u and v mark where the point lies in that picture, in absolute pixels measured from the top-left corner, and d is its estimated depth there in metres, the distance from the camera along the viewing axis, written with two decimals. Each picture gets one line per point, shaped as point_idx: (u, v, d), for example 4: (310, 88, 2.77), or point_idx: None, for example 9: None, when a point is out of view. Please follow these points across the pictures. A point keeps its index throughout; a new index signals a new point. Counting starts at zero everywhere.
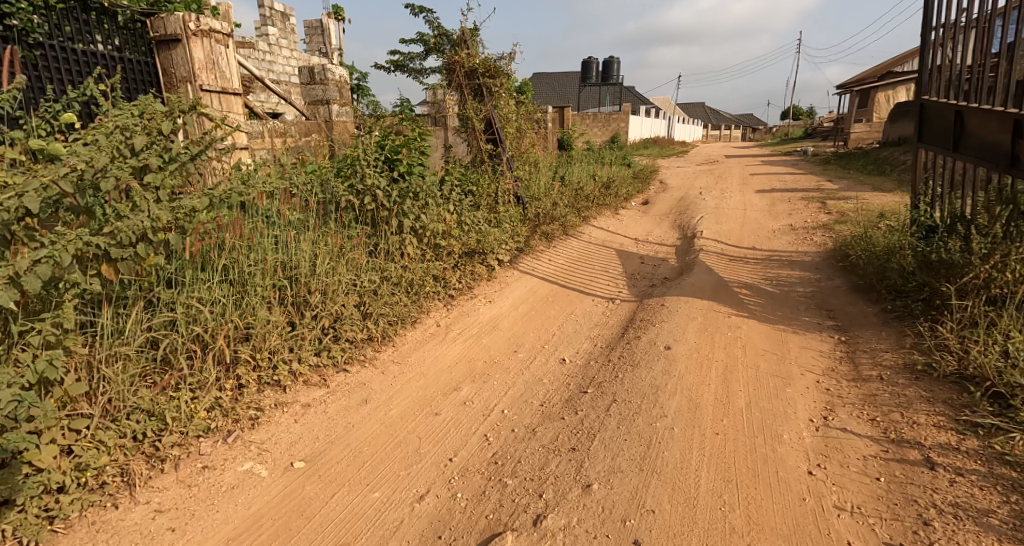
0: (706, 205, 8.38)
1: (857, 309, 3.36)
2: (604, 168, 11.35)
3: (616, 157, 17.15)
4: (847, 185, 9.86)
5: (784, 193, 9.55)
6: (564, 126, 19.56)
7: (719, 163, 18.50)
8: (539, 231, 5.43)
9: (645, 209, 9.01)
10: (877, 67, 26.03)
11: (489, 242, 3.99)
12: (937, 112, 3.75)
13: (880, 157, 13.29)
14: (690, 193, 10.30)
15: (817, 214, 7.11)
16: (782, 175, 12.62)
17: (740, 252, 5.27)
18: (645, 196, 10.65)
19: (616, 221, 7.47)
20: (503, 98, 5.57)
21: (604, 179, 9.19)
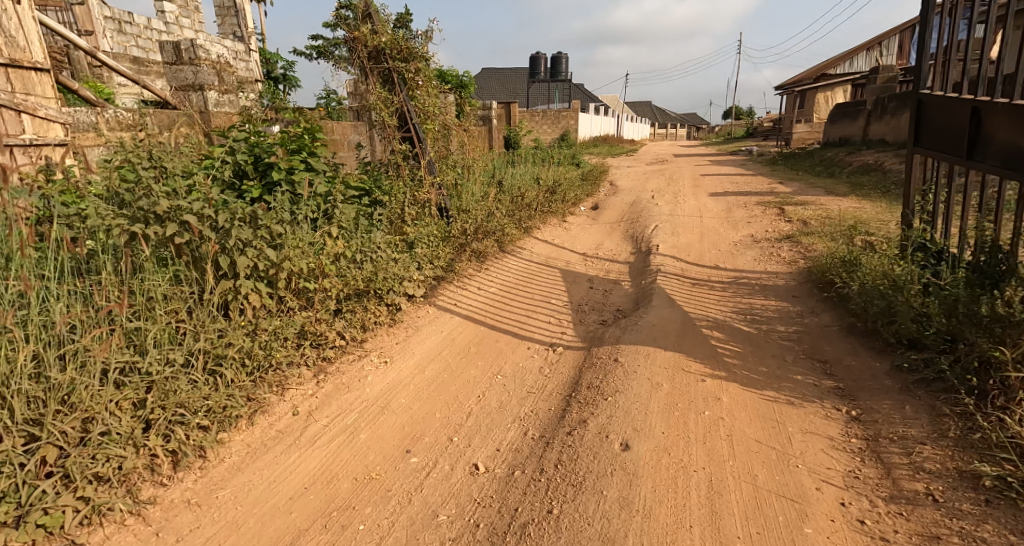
0: (660, 211, 7.71)
1: (861, 363, 2.62)
2: (550, 169, 10.52)
3: (566, 157, 16.42)
4: (799, 188, 9.48)
5: (737, 196, 9.05)
6: (511, 123, 18.70)
7: (668, 163, 18.16)
8: (467, 249, 4.51)
9: (594, 216, 8.25)
10: (814, 68, 26.66)
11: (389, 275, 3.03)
12: (939, 111, 3.06)
13: (826, 158, 13.18)
14: (642, 197, 9.65)
15: (776, 223, 6.54)
16: (732, 176, 12.25)
17: (702, 274, 4.52)
18: (594, 200, 9.91)
19: (562, 232, 6.64)
20: (422, 86, 4.59)
21: (549, 182, 8.36)
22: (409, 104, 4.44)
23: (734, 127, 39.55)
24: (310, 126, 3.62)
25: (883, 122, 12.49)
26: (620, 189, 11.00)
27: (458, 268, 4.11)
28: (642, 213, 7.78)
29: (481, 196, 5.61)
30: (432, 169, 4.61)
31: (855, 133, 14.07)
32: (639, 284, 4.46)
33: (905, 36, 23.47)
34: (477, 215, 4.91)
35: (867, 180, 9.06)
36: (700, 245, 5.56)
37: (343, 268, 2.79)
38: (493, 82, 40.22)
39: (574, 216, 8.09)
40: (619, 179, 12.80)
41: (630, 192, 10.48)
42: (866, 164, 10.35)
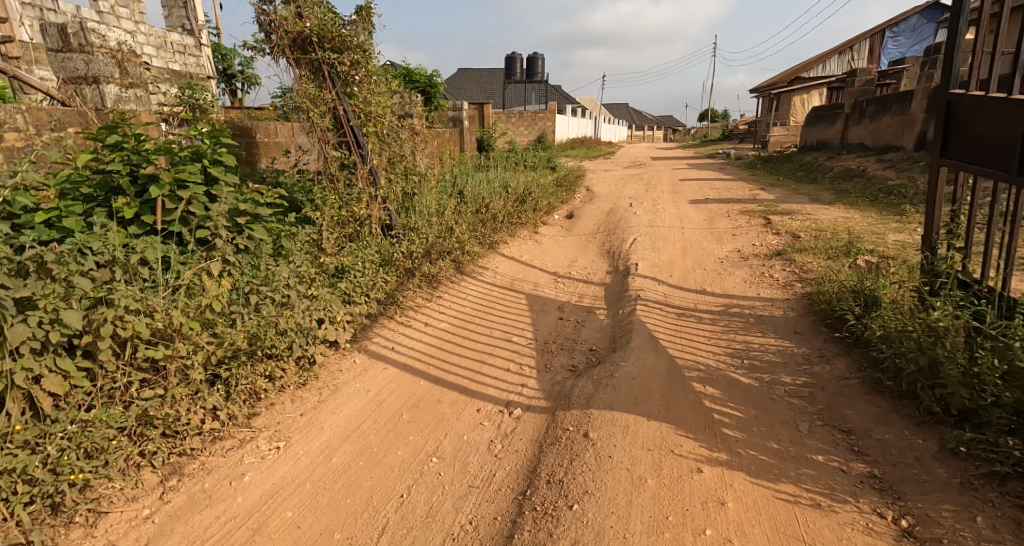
0: (638, 221, 7.18)
1: (899, 439, 2.05)
2: (521, 175, 9.89)
3: (540, 160, 15.85)
4: (781, 195, 9.08)
5: (717, 204, 8.59)
6: (484, 125, 18.07)
7: (646, 166, 17.72)
8: (413, 276, 3.88)
9: (568, 226, 7.67)
10: (787, 72, 26.73)
11: (298, 323, 2.38)
12: (978, 118, 2.51)
13: (805, 162, 12.88)
14: (619, 204, 9.12)
15: (761, 236, 6.05)
16: (711, 181, 11.82)
17: (687, 302, 3.95)
18: (567, 207, 9.33)
19: (530, 248, 6.02)
20: (361, 83, 3.92)
21: (519, 189, 7.74)
22: (347, 105, 3.80)
23: (710, 129, 39.60)
24: (216, 130, 2.94)
25: (861, 127, 12.26)
26: (596, 196, 10.43)
27: (402, 299, 3.49)
28: (618, 224, 7.23)
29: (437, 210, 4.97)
30: (375, 179, 4.02)
31: (833, 137, 13.84)
32: (615, 315, 3.87)
33: (876, 40, 23.61)
34: (430, 233, 4.27)
35: (849, 187, 8.70)
36: (682, 264, 5.01)
37: (224, 322, 2.12)
38: (468, 82, 39.48)
39: (545, 227, 7.49)
40: (594, 185, 12.26)
41: (605, 199, 9.93)
42: (846, 169, 10.03)
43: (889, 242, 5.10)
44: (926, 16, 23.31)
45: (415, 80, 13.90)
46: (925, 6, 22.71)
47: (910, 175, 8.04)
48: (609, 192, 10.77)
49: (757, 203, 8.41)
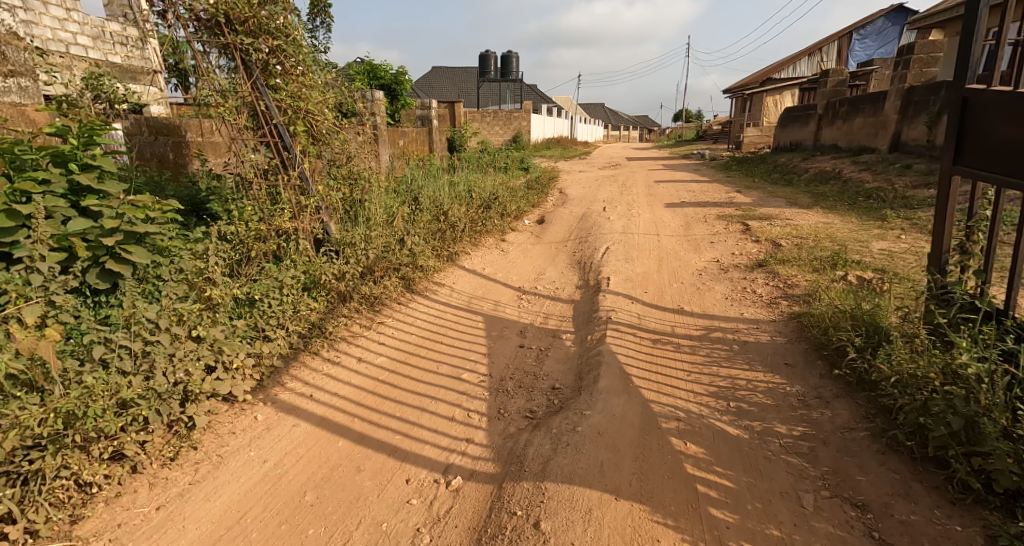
0: (611, 228, 6.77)
1: (929, 523, 1.63)
2: (490, 178, 9.40)
3: (513, 162, 15.40)
4: (757, 198, 8.79)
5: (693, 208, 8.24)
6: (455, 125, 17.58)
7: (621, 167, 17.44)
8: (348, 303, 3.35)
9: (537, 233, 7.23)
10: (758, 74, 26.87)
11: (155, 387, 1.95)
12: (1001, 119, 2.11)
13: (780, 163, 12.72)
14: (592, 208, 8.72)
15: (739, 245, 5.66)
16: (686, 183, 11.53)
17: (664, 326, 3.51)
18: (538, 212, 8.87)
19: (494, 260, 5.53)
20: (286, 73, 3.42)
21: (485, 194, 7.24)
22: (269, 101, 3.35)
23: (684, 130, 39.80)
24: (89, 127, 2.45)
25: (834, 128, 12.11)
26: (569, 199, 10.01)
27: (331, 329, 2.99)
28: (589, 231, 6.79)
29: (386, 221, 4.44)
30: (307, 186, 3.61)
31: (806, 138, 13.70)
32: (583, 342, 3.41)
33: (845, 41, 23.77)
34: (373, 249, 3.76)
35: (826, 189, 8.44)
36: (656, 279, 4.59)
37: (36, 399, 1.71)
38: (441, 81, 38.81)
39: (513, 235, 7.01)
40: (567, 187, 11.85)
41: (578, 202, 9.51)
42: (822, 170, 9.82)
43: (875, 251, 4.76)
44: (893, 19, 23.56)
45: (381, 77, 13.28)
46: (892, 8, 22.93)
47: (887, 177, 7.81)
48: (582, 195, 10.36)
49: (734, 206, 8.10)
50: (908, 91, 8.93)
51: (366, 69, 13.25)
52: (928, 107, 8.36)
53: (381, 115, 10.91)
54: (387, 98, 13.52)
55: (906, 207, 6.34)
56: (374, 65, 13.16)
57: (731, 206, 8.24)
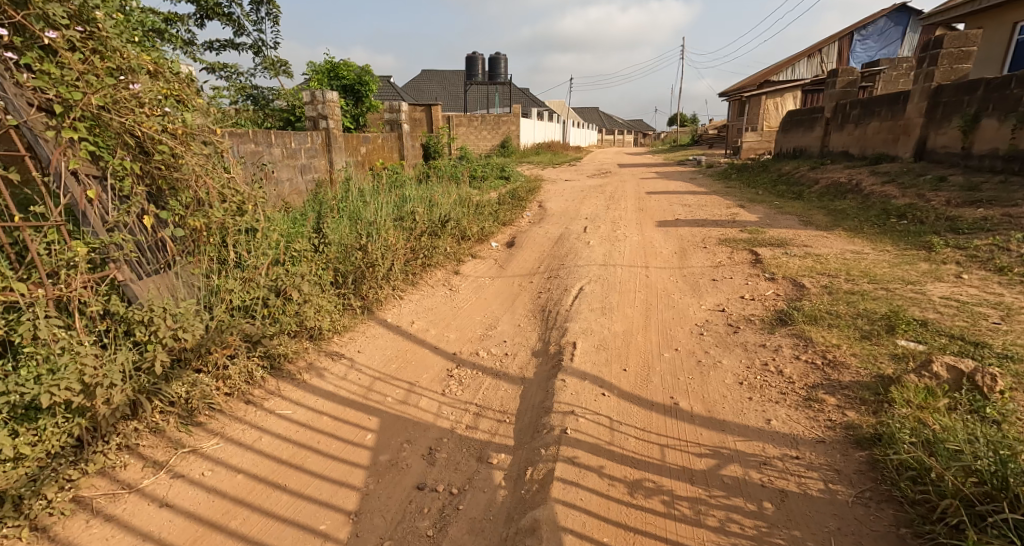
0: (588, 257, 5.55)
1: None
2: (456, 191, 8.15)
3: (494, 171, 14.20)
4: (765, 216, 7.59)
5: (689, 229, 7.03)
6: (433, 130, 16.38)
7: (612, 175, 16.31)
8: (109, 440, 2.08)
9: (502, 263, 6.01)
10: (755, 77, 25.82)
11: None
12: None
13: (783, 172, 11.57)
14: (571, 228, 7.51)
15: (749, 288, 4.41)
16: (680, 196, 10.33)
17: (649, 450, 2.24)
18: (509, 233, 7.62)
19: (433, 309, 4.24)
20: (44, 45, 2.26)
21: (437, 217, 5.98)
22: (7, 93, 2.14)
23: (679, 134, 38.69)
24: None
25: (845, 134, 10.92)
26: (547, 215, 8.77)
27: (39, 503, 1.81)
28: (562, 262, 5.53)
29: (252, 272, 3.16)
30: (84, 227, 2.33)
31: (812, 144, 12.52)
32: (518, 482, 2.14)
33: (845, 42, 22.68)
34: (198, 328, 2.39)
35: (844, 205, 7.25)
36: (641, 346, 3.32)
37: None
38: (429, 84, 37.68)
39: (470, 267, 5.73)
40: (549, 199, 10.63)
41: (557, 220, 8.27)
42: (835, 182, 8.62)
43: (936, 301, 3.51)
44: (895, 19, 22.50)
45: (343, 77, 12.02)
46: (894, 7, 21.85)
47: (918, 191, 6.61)
48: (563, 210, 9.14)
49: (737, 227, 6.89)
50: (936, 90, 7.74)
51: (326, 68, 11.98)
52: (962, 108, 7.16)
53: (336, 119, 9.68)
54: (351, 101, 12.27)
55: (952, 231, 5.13)
56: (335, 64, 11.89)
57: (734, 225, 7.05)
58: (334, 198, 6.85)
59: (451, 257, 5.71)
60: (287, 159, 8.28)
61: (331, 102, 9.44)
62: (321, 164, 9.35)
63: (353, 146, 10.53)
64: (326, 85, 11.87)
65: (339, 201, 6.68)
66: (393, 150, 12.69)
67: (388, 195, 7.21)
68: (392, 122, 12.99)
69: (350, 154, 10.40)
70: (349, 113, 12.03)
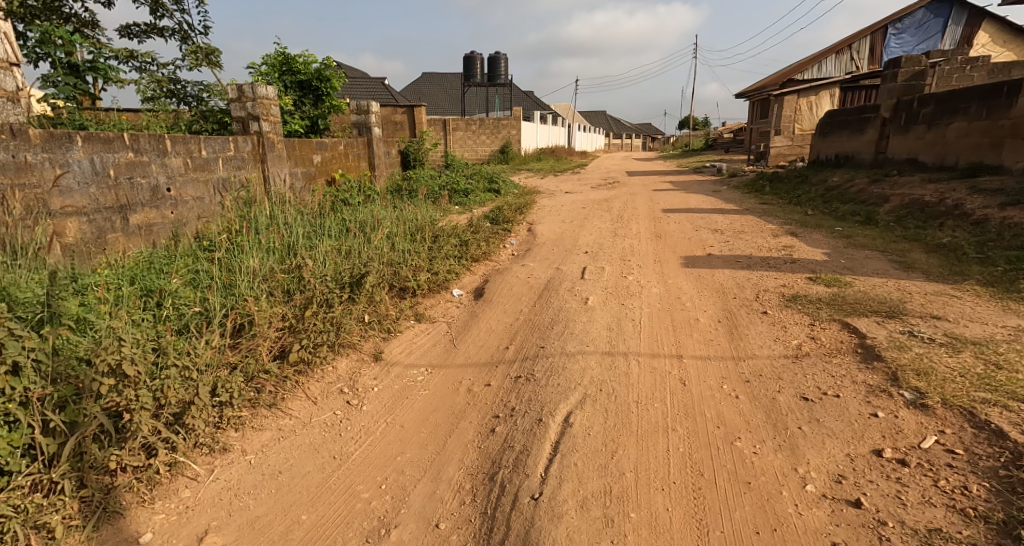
0: (585, 332, 3.61)
1: None
2: (418, 215, 6.27)
3: (483, 183, 12.37)
4: (835, 250, 5.68)
5: (730, 273, 5.08)
6: (415, 136, 14.57)
7: (621, 185, 14.35)
8: None
9: (459, 332, 4.09)
10: (773, 77, 23.98)
11: None
12: None
13: (830, 185, 9.64)
14: (567, 267, 5.59)
15: (880, 428, 2.36)
16: (706, 216, 8.38)
17: None
18: (483, 275, 5.70)
19: (281, 481, 2.23)
20: None
21: (352, 269, 3.97)
22: None
23: (688, 138, 36.80)
24: None
25: (912, 139, 9.19)
26: (537, 245, 6.87)
27: None
28: (541, 342, 3.53)
29: None
30: None
31: (863, 150, 10.65)
32: None
33: (877, 36, 20.86)
34: None
35: (948, 237, 5.35)
36: None
37: None
38: (427, 87, 35.92)
39: (398, 347, 3.70)
40: (541, 220, 8.70)
41: (549, 254, 6.34)
42: (919, 202, 6.75)
43: None
44: (934, 11, 20.74)
45: (298, 71, 10.07)
46: None
47: None
48: (558, 238, 7.21)
49: (801, 270, 4.98)
50: None
51: (277, 60, 10.00)
52: None
53: (273, 121, 7.62)
54: (310, 100, 10.33)
55: None
56: (287, 56, 9.94)
57: (794, 267, 5.13)
58: (231, 230, 4.90)
59: (366, 331, 3.68)
60: (198, 173, 6.27)
61: (266, 100, 7.43)
62: (254, 178, 7.32)
63: (302, 155, 8.54)
64: (279, 81, 9.97)
65: (233, 238, 4.69)
66: (360, 159, 10.79)
67: (310, 227, 5.23)
68: (360, 125, 11.10)
69: (299, 165, 8.45)
70: (305, 115, 10.08)
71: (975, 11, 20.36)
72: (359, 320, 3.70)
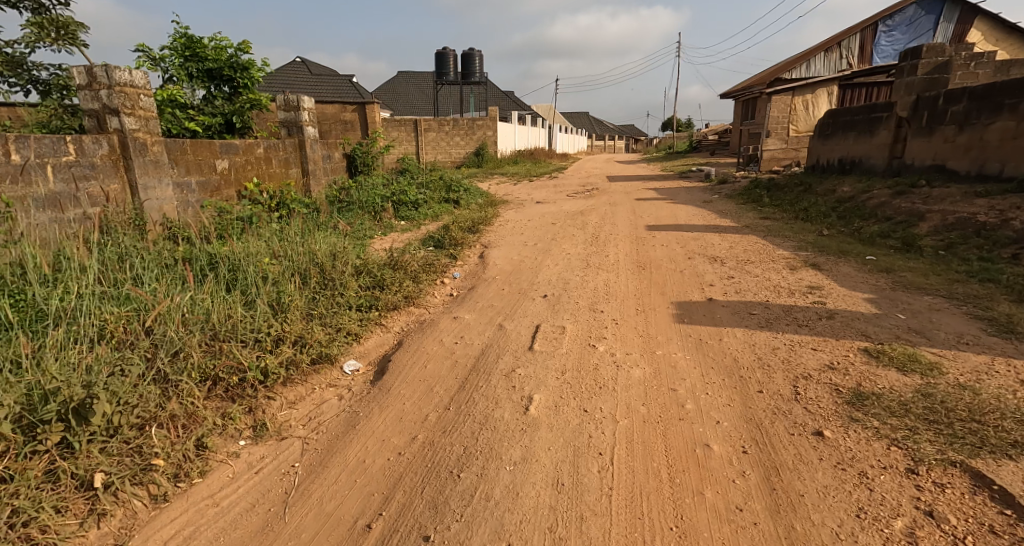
0: (512, 501, 2.01)
1: None
2: (317, 244, 4.64)
3: (442, 192, 10.78)
4: (881, 295, 4.26)
5: (742, 341, 3.56)
6: (367, 137, 12.89)
7: (600, 192, 12.84)
8: None
9: (316, 463, 2.42)
10: (759, 76, 22.76)
11: None
12: None
13: (841, 196, 8.28)
14: (515, 323, 4.01)
15: None
16: (699, 237, 6.89)
17: None
18: (400, 334, 4.09)
19: None
20: None
21: (97, 373, 2.27)
22: None
23: (671, 139, 35.57)
24: None
25: (937, 141, 7.84)
26: (485, 283, 5.29)
27: None
28: (426, 530, 1.91)
29: None
30: None
31: (873, 155, 9.34)
32: None
33: (868, 34, 19.79)
34: None
35: None
36: None
37: None
38: (401, 85, 34.10)
39: (166, 525, 2.00)
40: (499, 241, 7.13)
41: (498, 297, 4.78)
42: (972, 226, 5.39)
43: None
44: (927, 7, 19.60)
45: (206, 57, 8.31)
46: None
47: None
48: (513, 271, 5.66)
49: (847, 333, 3.52)
50: None
51: (177, 43, 8.15)
52: None
53: (143, 115, 5.70)
54: (223, 94, 8.59)
55: None
56: (191, 39, 8.12)
57: (833, 327, 3.67)
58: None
59: (85, 493, 1.99)
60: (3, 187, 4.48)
61: (129, 89, 5.49)
62: (107, 190, 5.37)
63: (196, 160, 6.76)
64: (183, 71, 8.19)
65: None
66: (288, 165, 9.08)
67: (123, 268, 3.45)
68: (289, 123, 9.39)
69: (192, 173, 6.71)
70: (215, 111, 8.38)
71: (968, 8, 19.40)
72: (56, 492, 1.94)
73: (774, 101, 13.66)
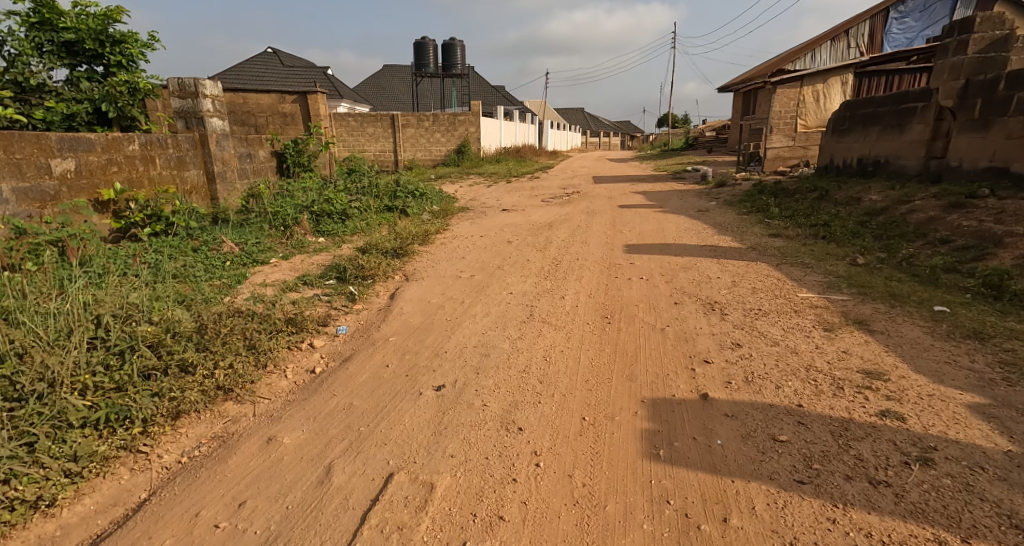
0: None
1: None
2: (73, 306, 2.89)
3: (386, 199, 8.98)
4: (994, 398, 2.51)
5: (761, 532, 1.82)
6: (308, 133, 11.06)
7: (580, 197, 11.09)
8: None
9: None
10: (761, 68, 21.00)
11: None
12: None
13: (869, 207, 6.56)
14: (355, 461, 2.25)
15: None
16: (690, 264, 5.14)
17: None
18: (159, 482, 2.28)
19: None
20: None
21: None
22: None
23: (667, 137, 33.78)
24: None
25: (995, 137, 6.12)
26: (368, 352, 3.51)
27: None
28: None
29: None
30: None
31: (903, 155, 7.61)
32: None
33: (878, 21, 18.04)
34: None
35: None
36: None
37: None
38: (382, 79, 32.30)
39: None
40: (427, 271, 5.36)
41: (370, 386, 2.99)
42: None
43: None
44: None
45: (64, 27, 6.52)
46: None
47: None
48: (421, 326, 3.89)
49: (974, 518, 1.79)
50: None
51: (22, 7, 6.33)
52: None
53: None
54: (90, 75, 6.80)
55: None
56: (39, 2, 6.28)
57: (937, 494, 1.91)
58: None
59: None
60: None
61: None
62: None
63: (8, 160, 5.05)
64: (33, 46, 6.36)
65: None
66: (183, 166, 7.21)
67: None
68: (187, 114, 7.54)
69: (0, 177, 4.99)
70: (80, 96, 6.66)
71: None
72: None
73: (779, 93, 11.90)
